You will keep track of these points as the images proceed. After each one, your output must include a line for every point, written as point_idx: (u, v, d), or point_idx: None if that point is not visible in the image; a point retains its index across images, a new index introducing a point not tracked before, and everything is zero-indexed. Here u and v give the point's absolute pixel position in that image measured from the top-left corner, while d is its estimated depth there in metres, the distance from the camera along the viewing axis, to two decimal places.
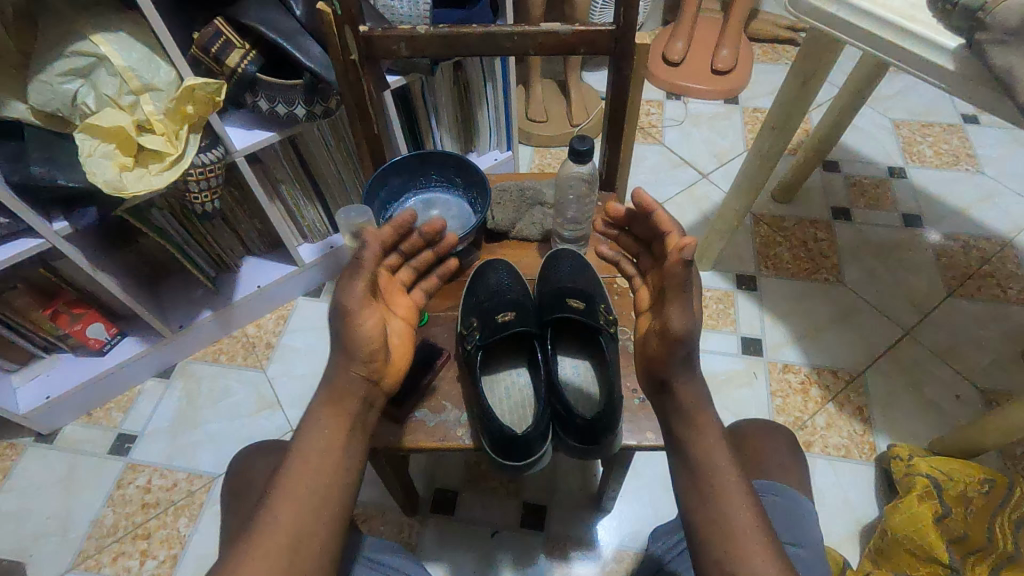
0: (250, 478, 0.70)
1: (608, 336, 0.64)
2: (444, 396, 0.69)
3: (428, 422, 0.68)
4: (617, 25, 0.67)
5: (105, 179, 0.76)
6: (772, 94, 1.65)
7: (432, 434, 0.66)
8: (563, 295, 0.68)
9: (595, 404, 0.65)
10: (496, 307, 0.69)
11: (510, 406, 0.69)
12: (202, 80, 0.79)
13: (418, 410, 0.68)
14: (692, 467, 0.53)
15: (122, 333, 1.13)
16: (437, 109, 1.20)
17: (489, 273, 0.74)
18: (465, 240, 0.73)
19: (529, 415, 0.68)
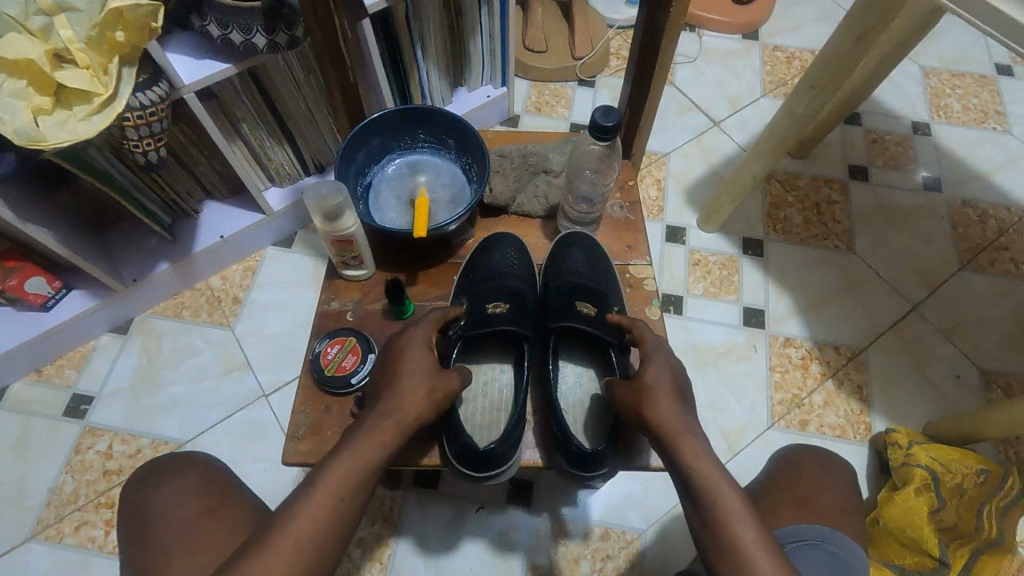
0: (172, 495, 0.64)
1: (620, 353, 0.60)
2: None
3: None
4: None
5: (16, 128, 0.63)
6: (795, 29, 1.48)
7: None
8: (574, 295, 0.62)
9: (594, 422, 0.62)
10: (492, 294, 0.61)
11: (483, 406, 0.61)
12: (131, 0, 0.63)
13: None
14: (690, 488, 0.49)
15: (68, 287, 1.01)
16: (423, 38, 1.03)
17: (488, 252, 0.65)
18: (459, 220, 0.62)
19: (502, 420, 0.60)
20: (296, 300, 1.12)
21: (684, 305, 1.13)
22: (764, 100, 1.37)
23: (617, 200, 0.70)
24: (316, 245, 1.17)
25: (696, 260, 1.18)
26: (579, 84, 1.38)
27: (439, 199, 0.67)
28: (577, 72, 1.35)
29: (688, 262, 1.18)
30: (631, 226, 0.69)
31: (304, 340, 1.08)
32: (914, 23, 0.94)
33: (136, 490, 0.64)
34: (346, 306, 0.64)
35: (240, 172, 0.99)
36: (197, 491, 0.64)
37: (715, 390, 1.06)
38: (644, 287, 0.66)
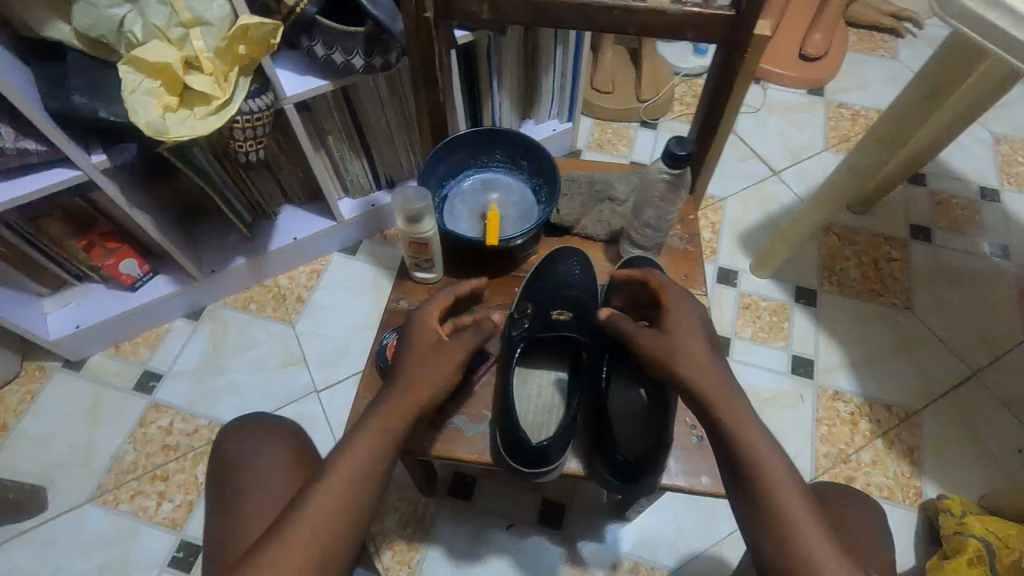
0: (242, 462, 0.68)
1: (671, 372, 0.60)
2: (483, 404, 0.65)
3: (466, 430, 0.63)
4: (737, 12, 0.57)
5: (148, 121, 0.71)
6: (861, 89, 1.50)
7: (470, 446, 0.63)
8: (633, 314, 0.64)
9: (642, 439, 0.62)
10: (553, 302, 0.65)
11: (534, 408, 0.63)
12: (257, 19, 0.72)
13: (456, 416, 0.64)
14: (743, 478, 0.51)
15: (154, 271, 1.10)
16: (500, 71, 1.10)
17: (557, 264, 0.68)
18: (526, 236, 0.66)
19: (551, 424, 0.62)
20: (355, 304, 1.18)
21: (731, 348, 1.13)
22: (825, 154, 1.38)
23: (678, 232, 0.72)
24: (379, 255, 1.23)
25: (746, 304, 1.18)
26: (641, 126, 1.43)
27: (508, 216, 0.71)
28: (641, 114, 1.41)
29: (738, 304, 1.18)
30: (690, 258, 0.71)
31: (358, 343, 1.14)
32: (987, 89, 0.94)
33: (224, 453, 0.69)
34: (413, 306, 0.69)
35: (320, 180, 1.07)
36: (275, 446, 0.70)
37: None
38: None
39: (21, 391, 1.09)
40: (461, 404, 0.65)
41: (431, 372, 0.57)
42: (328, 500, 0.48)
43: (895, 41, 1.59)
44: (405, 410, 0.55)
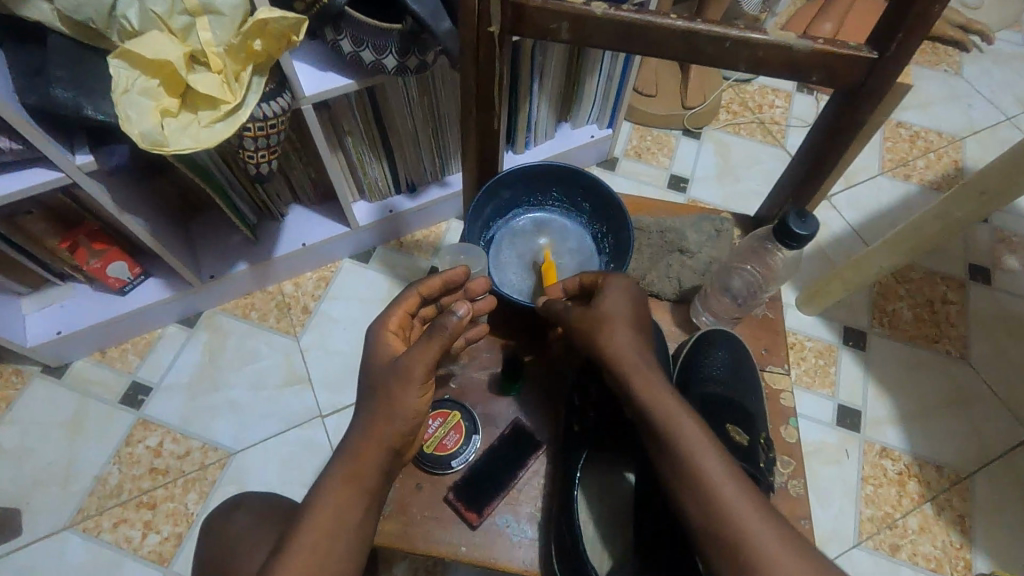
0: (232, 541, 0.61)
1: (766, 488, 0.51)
2: (527, 500, 0.59)
3: (511, 534, 0.57)
4: (881, 54, 0.46)
5: (143, 130, 0.60)
6: (922, 106, 1.38)
7: (513, 550, 0.57)
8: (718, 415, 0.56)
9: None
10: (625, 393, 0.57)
11: (599, 517, 0.55)
12: (277, 12, 0.60)
13: (500, 516, 0.58)
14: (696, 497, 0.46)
15: (146, 274, 0.99)
16: (543, 72, 0.98)
17: None
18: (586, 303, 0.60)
19: (619, 538, 0.54)
20: (366, 318, 1.07)
21: None
22: (881, 178, 1.28)
23: None
24: (394, 264, 1.12)
25: (791, 343, 1.09)
26: (683, 134, 1.31)
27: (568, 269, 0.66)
28: (685, 122, 1.29)
29: None
30: (769, 327, 0.62)
31: None
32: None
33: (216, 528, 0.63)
34: None
35: (336, 184, 0.96)
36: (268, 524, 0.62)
37: None
38: (780, 401, 0.59)
39: None
40: (503, 499, 0.59)
41: (394, 396, 0.51)
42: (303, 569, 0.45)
43: (960, 55, 1.46)
44: (373, 451, 0.50)
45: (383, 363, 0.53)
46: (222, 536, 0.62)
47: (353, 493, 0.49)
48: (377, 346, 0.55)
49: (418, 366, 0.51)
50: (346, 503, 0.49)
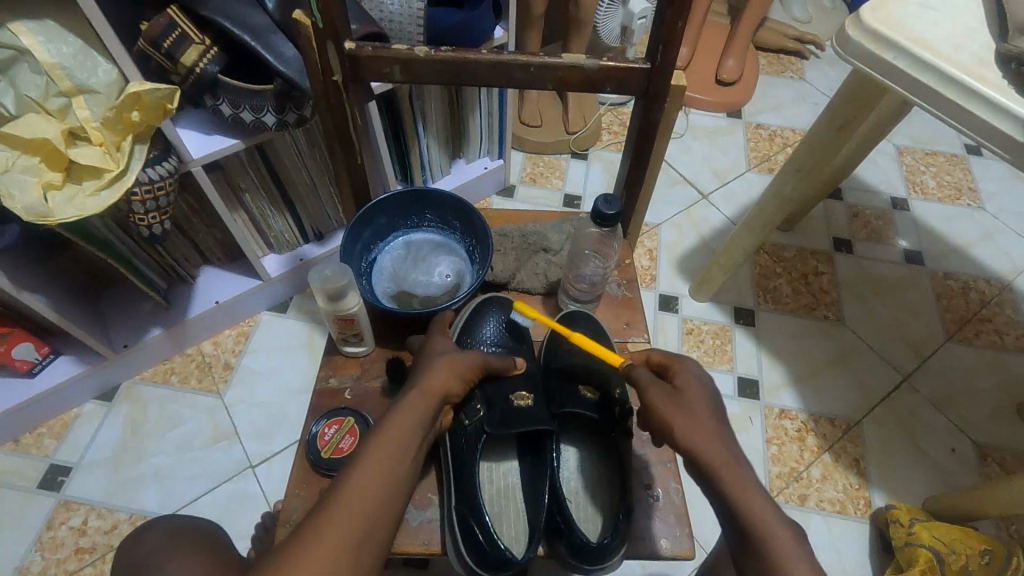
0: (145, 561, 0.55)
1: (625, 432, 0.61)
2: (428, 488, 0.66)
3: (411, 519, 0.64)
4: (653, 63, 0.57)
5: (26, 204, 0.64)
6: (775, 110, 1.56)
7: (417, 536, 0.63)
8: (576, 378, 0.65)
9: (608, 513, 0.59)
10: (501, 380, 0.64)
11: (493, 496, 0.64)
12: (149, 84, 0.67)
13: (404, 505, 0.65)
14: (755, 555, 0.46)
15: (56, 353, 0.99)
16: (425, 115, 1.08)
17: (492, 308, 0.70)
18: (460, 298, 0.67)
19: (512, 513, 0.63)
20: (288, 368, 1.10)
21: None
22: (749, 175, 1.43)
23: (616, 278, 0.73)
24: (311, 311, 1.16)
25: (689, 329, 1.19)
26: (572, 157, 1.43)
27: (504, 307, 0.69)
28: (571, 146, 1.41)
29: (681, 331, 1.19)
30: (628, 304, 0.72)
31: (295, 409, 1.06)
32: (880, 121, 1.01)
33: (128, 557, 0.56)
34: (345, 381, 0.68)
35: (240, 241, 1.00)
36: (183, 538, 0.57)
37: None
38: None
39: None
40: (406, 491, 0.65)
41: (452, 364, 0.58)
42: (366, 481, 0.47)
43: (801, 62, 1.67)
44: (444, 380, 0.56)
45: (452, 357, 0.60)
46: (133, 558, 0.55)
47: (394, 438, 0.50)
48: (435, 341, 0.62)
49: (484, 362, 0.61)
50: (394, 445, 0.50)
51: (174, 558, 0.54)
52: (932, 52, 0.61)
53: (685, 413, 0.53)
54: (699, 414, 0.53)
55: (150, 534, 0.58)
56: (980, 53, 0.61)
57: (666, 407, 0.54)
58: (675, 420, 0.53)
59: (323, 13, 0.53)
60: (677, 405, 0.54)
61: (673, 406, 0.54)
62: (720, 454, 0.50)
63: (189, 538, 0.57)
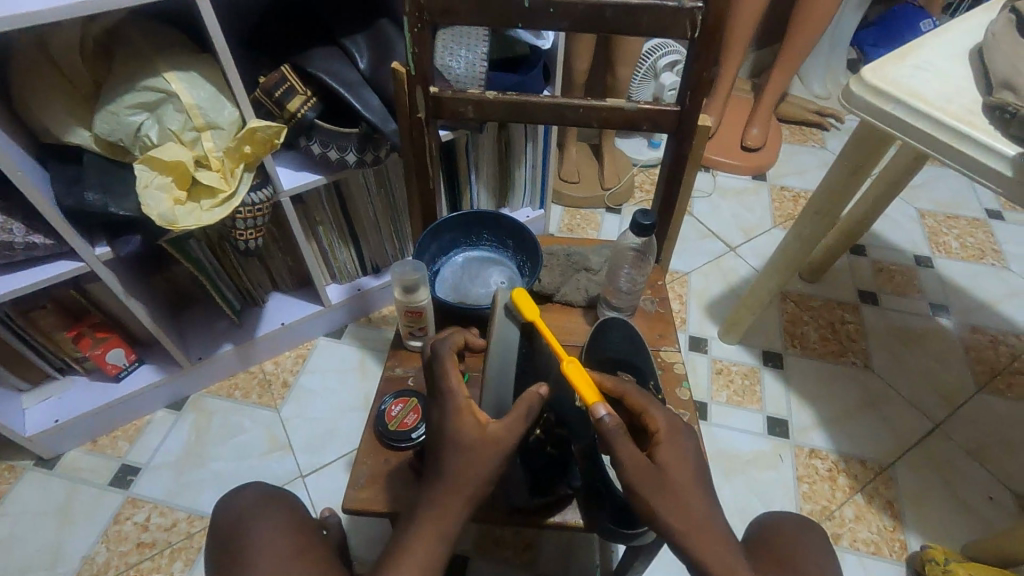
0: (242, 516, 0.63)
1: None
2: None
3: None
4: (683, 107, 0.69)
5: (159, 212, 0.78)
6: (799, 174, 1.67)
7: None
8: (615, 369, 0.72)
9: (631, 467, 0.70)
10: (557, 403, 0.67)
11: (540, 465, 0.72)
12: (264, 123, 0.82)
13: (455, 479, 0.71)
14: None
15: (141, 361, 1.11)
16: (478, 165, 1.22)
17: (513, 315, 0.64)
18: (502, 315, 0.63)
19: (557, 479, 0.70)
20: (341, 388, 1.19)
21: (709, 412, 1.17)
22: (775, 231, 1.52)
23: (649, 295, 0.83)
24: (364, 337, 1.26)
25: (719, 369, 1.24)
26: (607, 211, 1.55)
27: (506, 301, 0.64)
28: (606, 201, 1.53)
29: (711, 370, 1.24)
30: (661, 318, 0.80)
31: (345, 425, 1.14)
32: (885, 186, 1.14)
33: (229, 513, 0.64)
34: (407, 372, 0.77)
35: (311, 267, 1.12)
36: (274, 498, 0.66)
37: (743, 497, 1.07)
38: (675, 371, 0.75)
39: None
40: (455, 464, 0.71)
41: (470, 470, 0.53)
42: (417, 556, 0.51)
43: (822, 133, 1.80)
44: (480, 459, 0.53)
45: (479, 438, 0.54)
46: (231, 512, 0.64)
47: (426, 550, 0.51)
48: (456, 419, 0.55)
49: (509, 434, 0.55)
50: (428, 554, 0.51)
51: (264, 517, 0.62)
52: (925, 102, 0.71)
53: (677, 491, 0.53)
54: (688, 500, 0.53)
55: (245, 491, 0.66)
56: (970, 105, 0.70)
57: (664, 490, 0.53)
58: (659, 504, 0.52)
59: (417, 64, 0.68)
60: (665, 494, 0.53)
61: (660, 492, 0.53)
62: (711, 544, 0.51)
63: (279, 503, 0.65)
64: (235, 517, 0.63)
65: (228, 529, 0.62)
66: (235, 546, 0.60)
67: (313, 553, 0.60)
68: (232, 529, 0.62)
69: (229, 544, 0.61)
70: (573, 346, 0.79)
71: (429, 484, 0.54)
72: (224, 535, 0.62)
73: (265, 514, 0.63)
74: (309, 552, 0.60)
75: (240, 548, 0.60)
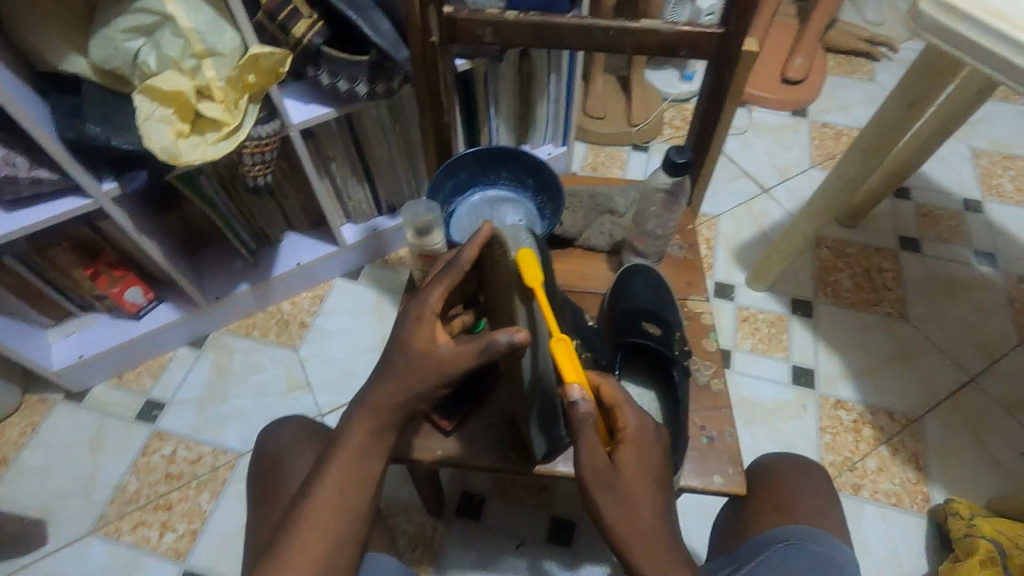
0: (280, 452, 0.70)
1: (681, 370, 0.65)
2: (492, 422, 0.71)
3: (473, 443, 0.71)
4: (726, 28, 0.62)
5: (162, 145, 0.75)
6: (843, 109, 1.55)
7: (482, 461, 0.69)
8: (637, 318, 0.68)
9: (661, 420, 0.67)
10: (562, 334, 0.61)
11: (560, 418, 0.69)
12: (267, 50, 0.77)
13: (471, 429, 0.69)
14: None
15: (159, 299, 1.11)
16: (498, 99, 1.15)
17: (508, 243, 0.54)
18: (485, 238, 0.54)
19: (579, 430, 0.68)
20: (358, 328, 1.18)
21: (733, 360, 1.14)
22: (813, 171, 1.43)
23: (678, 240, 0.78)
24: (381, 280, 1.24)
25: (745, 316, 1.20)
26: (633, 149, 1.46)
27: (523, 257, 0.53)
28: (633, 138, 1.44)
29: (736, 317, 1.20)
30: (689, 265, 0.77)
31: (363, 366, 1.14)
32: (939, 125, 1.05)
33: (271, 444, 0.71)
34: None
35: (323, 206, 1.08)
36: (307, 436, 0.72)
37: (763, 446, 1.06)
38: (703, 322, 0.73)
39: (22, 424, 1.08)
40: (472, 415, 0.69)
41: (408, 378, 0.51)
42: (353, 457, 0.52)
43: (871, 64, 1.65)
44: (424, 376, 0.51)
45: (424, 352, 0.51)
46: (272, 443, 0.71)
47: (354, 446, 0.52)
48: (414, 325, 0.51)
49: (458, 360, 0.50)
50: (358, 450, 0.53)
51: (302, 455, 0.70)
52: (1007, 23, 0.62)
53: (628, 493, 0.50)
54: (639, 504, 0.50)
55: (288, 425, 0.73)
56: None
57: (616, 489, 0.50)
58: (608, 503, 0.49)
59: None
60: (613, 493, 0.49)
61: (612, 492, 0.50)
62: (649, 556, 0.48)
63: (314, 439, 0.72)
64: (276, 447, 0.71)
65: (272, 460, 0.69)
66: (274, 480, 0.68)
67: None
68: (271, 461, 0.69)
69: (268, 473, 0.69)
70: (595, 293, 0.76)
71: (373, 375, 0.54)
72: (267, 462, 0.70)
73: (301, 453, 0.70)
74: None
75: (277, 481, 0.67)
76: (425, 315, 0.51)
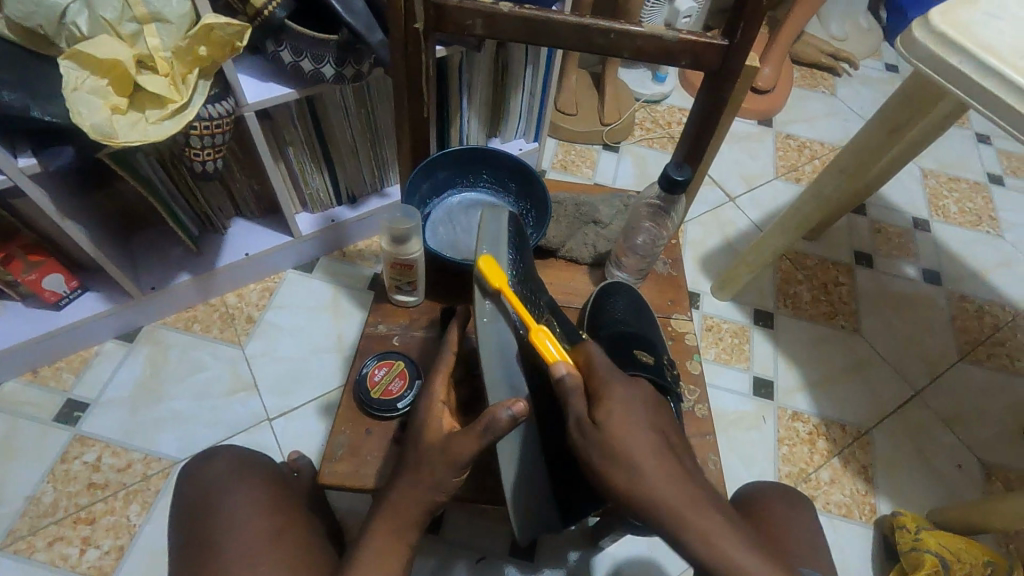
0: (206, 488, 0.66)
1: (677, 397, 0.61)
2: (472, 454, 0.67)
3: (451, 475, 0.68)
4: (732, 40, 0.59)
5: (93, 123, 0.65)
6: (807, 122, 1.58)
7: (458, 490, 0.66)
8: (629, 342, 0.64)
9: None
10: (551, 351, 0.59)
11: None
12: (222, 20, 0.68)
13: None
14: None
15: (83, 287, 0.99)
16: (471, 90, 1.09)
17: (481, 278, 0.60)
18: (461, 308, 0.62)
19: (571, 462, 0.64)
20: (313, 326, 1.10)
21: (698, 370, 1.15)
22: (777, 182, 1.44)
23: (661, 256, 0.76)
24: (340, 275, 1.16)
25: (709, 326, 1.20)
26: (603, 149, 1.44)
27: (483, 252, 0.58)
28: (604, 137, 1.41)
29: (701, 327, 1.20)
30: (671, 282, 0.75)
31: (317, 366, 1.06)
32: (903, 147, 1.07)
33: (201, 487, 0.66)
34: (392, 329, 0.72)
35: (279, 193, 0.99)
36: (239, 474, 0.67)
37: (723, 456, 1.06)
38: (685, 343, 0.71)
39: None
40: None
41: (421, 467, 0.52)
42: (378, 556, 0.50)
43: (833, 79, 1.69)
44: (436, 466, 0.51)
45: (434, 441, 0.53)
46: (201, 481, 0.66)
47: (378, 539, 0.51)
48: (426, 414, 0.56)
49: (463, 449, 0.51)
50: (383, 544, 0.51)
51: (240, 489, 0.65)
52: (998, 58, 0.62)
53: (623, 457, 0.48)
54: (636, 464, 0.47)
55: (217, 460, 0.68)
56: None
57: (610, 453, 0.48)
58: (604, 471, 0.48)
59: None
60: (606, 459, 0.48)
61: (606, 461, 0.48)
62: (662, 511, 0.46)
63: (250, 474, 0.67)
64: (205, 486, 0.66)
65: (200, 500, 0.64)
66: (207, 522, 0.62)
67: (289, 534, 0.62)
68: (200, 502, 0.64)
69: (197, 514, 0.63)
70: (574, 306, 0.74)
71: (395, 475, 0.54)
72: (194, 504, 0.65)
73: (237, 491, 0.65)
74: (285, 534, 0.62)
75: (211, 522, 0.62)
76: (429, 410, 0.57)
